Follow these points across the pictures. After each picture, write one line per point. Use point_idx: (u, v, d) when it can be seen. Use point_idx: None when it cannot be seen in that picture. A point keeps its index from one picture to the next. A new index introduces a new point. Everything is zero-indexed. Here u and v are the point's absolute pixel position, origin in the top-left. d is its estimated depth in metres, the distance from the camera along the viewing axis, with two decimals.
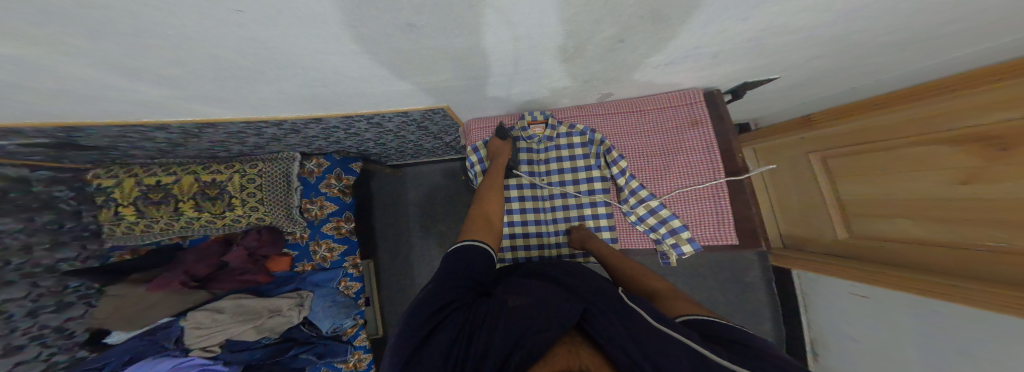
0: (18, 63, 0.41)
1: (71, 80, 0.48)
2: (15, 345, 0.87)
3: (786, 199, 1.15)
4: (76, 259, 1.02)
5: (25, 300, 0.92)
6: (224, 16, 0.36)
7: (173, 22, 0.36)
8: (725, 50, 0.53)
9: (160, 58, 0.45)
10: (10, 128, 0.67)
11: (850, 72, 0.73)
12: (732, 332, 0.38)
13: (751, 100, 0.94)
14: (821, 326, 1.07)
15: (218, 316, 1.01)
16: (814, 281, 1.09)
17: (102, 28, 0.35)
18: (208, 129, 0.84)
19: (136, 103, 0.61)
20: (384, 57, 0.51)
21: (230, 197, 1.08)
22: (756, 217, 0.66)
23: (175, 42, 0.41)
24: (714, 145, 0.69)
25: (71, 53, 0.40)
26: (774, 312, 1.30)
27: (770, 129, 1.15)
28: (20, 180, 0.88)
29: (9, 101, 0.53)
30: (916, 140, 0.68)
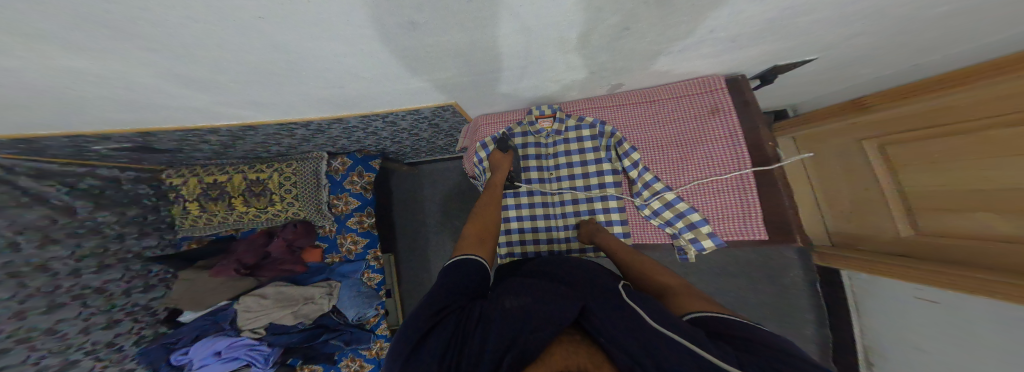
0: (97, 77, 0.48)
1: (136, 90, 0.56)
2: (116, 318, 1.07)
3: (835, 195, 1.02)
4: (159, 248, 1.22)
5: (121, 281, 1.10)
6: (246, 25, 0.39)
7: (208, 34, 0.41)
8: (748, 31, 0.48)
9: (200, 66, 0.50)
10: (97, 134, 0.80)
11: (909, 50, 0.63)
12: (746, 330, 0.35)
13: (787, 85, 0.85)
14: (878, 334, 0.93)
15: (263, 301, 1.12)
16: (869, 285, 0.96)
17: (152, 42, 0.41)
18: (249, 132, 0.93)
19: (188, 110, 0.70)
20: (392, 56, 0.53)
21: (271, 193, 1.19)
22: (790, 211, 0.58)
23: (212, 53, 0.46)
24: (739, 135, 0.63)
25: (133, 66, 0.47)
26: (821, 322, 1.16)
27: (813, 113, 1.04)
28: (112, 180, 1.10)
29: (95, 111, 0.63)
30: (989, 122, 0.58)
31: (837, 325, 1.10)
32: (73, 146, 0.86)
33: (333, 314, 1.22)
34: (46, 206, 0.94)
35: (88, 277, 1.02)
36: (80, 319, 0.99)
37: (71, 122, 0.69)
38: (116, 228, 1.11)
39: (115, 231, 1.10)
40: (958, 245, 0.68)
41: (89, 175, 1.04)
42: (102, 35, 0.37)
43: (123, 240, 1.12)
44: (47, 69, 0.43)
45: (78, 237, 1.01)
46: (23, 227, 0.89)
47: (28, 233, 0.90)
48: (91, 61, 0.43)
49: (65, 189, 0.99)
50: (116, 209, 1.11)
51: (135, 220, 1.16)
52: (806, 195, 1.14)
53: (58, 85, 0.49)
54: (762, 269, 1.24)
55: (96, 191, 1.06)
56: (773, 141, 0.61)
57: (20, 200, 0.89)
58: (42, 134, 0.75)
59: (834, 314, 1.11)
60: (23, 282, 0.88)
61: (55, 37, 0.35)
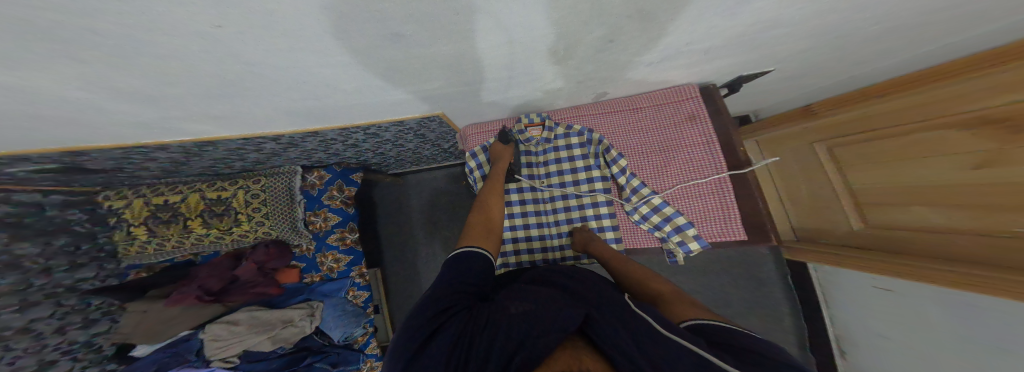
0: (6, 92, 0.41)
1: (64, 106, 0.48)
2: (49, 359, 0.95)
3: (795, 190, 1.12)
4: (100, 277, 1.09)
5: (52, 319, 0.97)
6: (203, 34, 0.35)
7: (157, 44, 0.36)
8: (720, 44, 0.51)
9: (148, 78, 0.44)
10: (15, 156, 0.69)
11: (844, 64, 0.71)
12: (738, 337, 0.37)
13: (749, 93, 0.92)
14: (846, 320, 1.03)
15: (234, 328, 1.03)
16: (831, 274, 1.07)
17: (84, 54, 0.35)
18: (208, 147, 0.84)
19: (132, 125, 0.62)
20: (375, 67, 0.50)
21: (236, 213, 1.10)
22: (764, 212, 0.64)
23: (156, 62, 0.40)
24: (714, 141, 0.67)
25: (58, 80, 0.40)
26: (793, 305, 1.27)
27: (772, 119, 1.13)
28: (36, 204, 0.93)
29: (8, 129, 0.54)
30: (917, 127, 0.69)
31: (807, 306, 1.21)
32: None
33: (317, 335, 1.15)
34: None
35: (7, 318, 0.87)
36: (1, 364, 0.86)
37: None
38: (41, 261, 0.96)
39: (39, 264, 0.95)
40: (901, 235, 0.78)
41: (5, 200, 0.86)
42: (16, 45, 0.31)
43: (51, 273, 0.98)
44: None
45: None
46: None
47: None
48: (6, 75, 0.36)
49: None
50: (39, 239, 0.95)
51: (64, 250, 1.01)
52: (769, 190, 1.24)
53: None
54: (737, 259, 1.35)
55: (13, 219, 0.89)
56: (744, 147, 0.67)
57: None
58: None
59: (804, 297, 1.21)
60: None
61: None
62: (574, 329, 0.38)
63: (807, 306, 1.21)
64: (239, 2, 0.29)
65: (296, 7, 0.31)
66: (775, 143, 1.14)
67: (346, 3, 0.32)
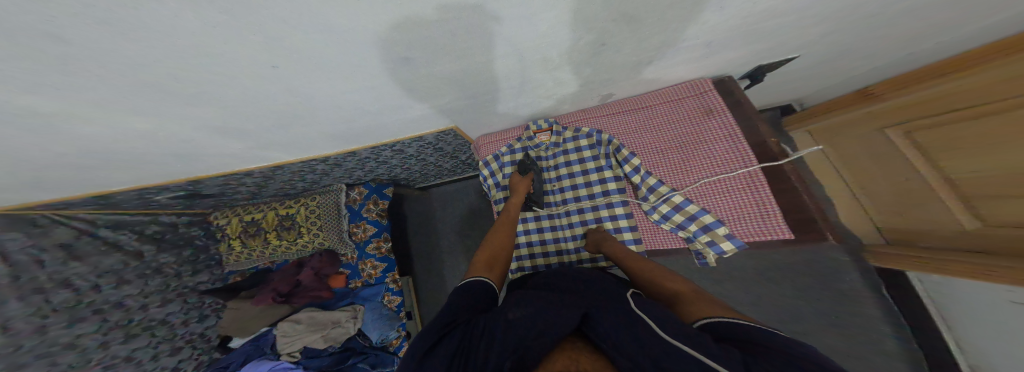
0: (137, 131, 0.54)
1: (169, 143, 0.63)
2: (178, 345, 1.18)
3: (873, 185, 0.96)
4: (210, 281, 1.33)
5: (179, 314, 1.21)
6: (268, 72, 0.44)
7: (231, 84, 0.45)
8: (718, 38, 0.51)
9: (232, 117, 0.56)
10: (160, 186, 0.91)
11: (894, 37, 0.64)
12: (757, 335, 0.31)
13: (786, 78, 0.83)
14: (981, 351, 0.75)
15: (297, 326, 1.19)
16: (945, 287, 0.82)
17: (188, 96, 0.46)
18: (277, 172, 1.01)
19: (226, 156, 0.77)
20: (392, 88, 0.56)
21: (299, 227, 1.28)
22: (814, 207, 0.52)
23: (233, 101, 0.51)
24: (738, 134, 0.60)
25: (170, 120, 0.53)
26: (903, 339, 0.96)
27: (826, 105, 1.05)
28: (173, 225, 1.23)
29: (145, 165, 0.71)
30: (1015, 101, 0.59)
31: (920, 337, 0.93)
32: (141, 198, 0.98)
33: (360, 336, 1.25)
34: (120, 252, 1.09)
35: (153, 311, 1.15)
36: (151, 346, 1.12)
37: (137, 178, 0.80)
38: (175, 268, 1.23)
39: (173, 270, 1.22)
40: (1015, 235, 0.63)
41: (155, 221, 1.18)
42: (136, 88, 0.42)
43: (180, 278, 1.23)
44: (101, 125, 0.50)
45: (144, 277, 1.14)
46: (103, 271, 1.05)
47: (107, 276, 1.06)
48: (137, 115, 0.49)
49: (136, 236, 1.14)
50: (173, 251, 1.23)
51: (189, 259, 1.27)
52: (838, 189, 1.08)
53: (116, 142, 0.56)
54: (810, 273, 1.08)
55: (158, 235, 1.19)
56: (775, 138, 0.58)
57: (102, 249, 1.05)
58: (116, 190, 0.87)
59: (915, 327, 0.93)
60: (105, 318, 1.03)
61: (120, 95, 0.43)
62: (572, 330, 0.38)
63: (923, 339, 0.92)
64: (280, 37, 0.36)
65: (326, 39, 0.38)
66: (834, 131, 1.04)
67: (365, 33, 0.38)
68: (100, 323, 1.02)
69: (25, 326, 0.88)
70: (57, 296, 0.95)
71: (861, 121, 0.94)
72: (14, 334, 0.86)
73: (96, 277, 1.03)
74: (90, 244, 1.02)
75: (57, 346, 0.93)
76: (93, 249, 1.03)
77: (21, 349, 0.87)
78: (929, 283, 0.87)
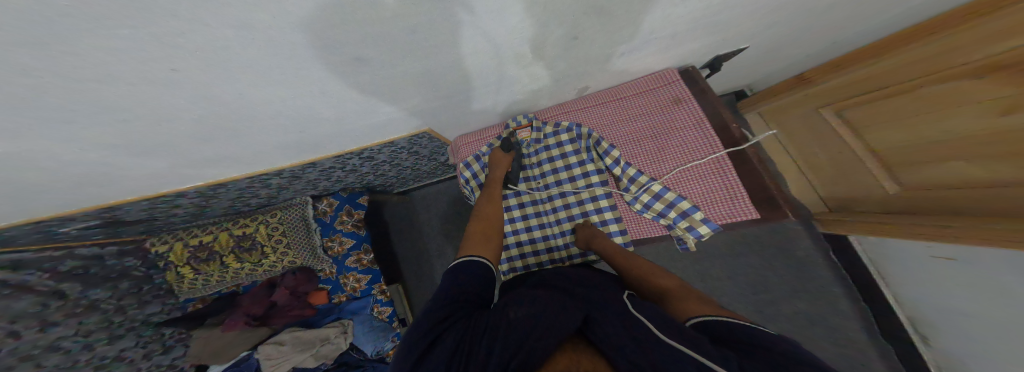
0: (15, 159, 0.43)
1: (64, 167, 0.50)
2: None
3: (812, 157, 1.07)
4: (166, 312, 1.21)
5: (138, 348, 1.11)
6: (170, 80, 0.35)
7: (135, 94, 0.36)
8: (683, 30, 0.51)
9: (146, 131, 0.46)
10: (60, 217, 0.75)
11: (829, 26, 0.69)
12: (747, 330, 0.34)
13: (742, 66, 0.87)
14: (914, 296, 0.92)
15: (281, 347, 1.12)
16: (878, 245, 0.98)
17: (80, 114, 0.37)
18: (220, 189, 0.87)
19: (151, 176, 0.65)
20: (350, 90, 0.48)
21: (262, 246, 1.16)
22: (772, 186, 0.55)
23: (143, 110, 0.41)
24: (704, 120, 0.62)
25: (60, 141, 0.42)
26: (843, 282, 1.11)
27: (768, 90, 1.14)
28: (96, 257, 1.03)
29: (41, 194, 0.59)
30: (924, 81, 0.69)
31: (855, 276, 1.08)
32: (42, 231, 0.81)
33: (353, 351, 1.22)
34: (32, 293, 0.89)
35: (102, 348, 1.02)
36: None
37: (24, 209, 0.65)
38: (114, 302, 1.07)
39: (112, 305, 1.07)
40: (935, 196, 0.74)
41: (69, 256, 0.97)
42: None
43: (125, 312, 1.10)
44: None
45: (76, 317, 0.98)
46: (14, 317, 0.86)
47: (23, 321, 0.87)
48: (15, 140, 0.39)
49: (47, 274, 0.93)
50: (106, 284, 1.06)
51: (131, 291, 1.11)
52: (786, 164, 1.18)
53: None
54: (766, 235, 1.21)
55: (80, 271, 1.00)
56: (737, 123, 0.60)
57: (3, 293, 0.83)
58: (2, 224, 0.71)
59: (851, 268, 1.09)
60: (40, 362, 0.89)
61: None
62: (573, 331, 0.38)
63: (857, 278, 1.08)
64: (189, 38, 0.29)
65: (257, 39, 0.31)
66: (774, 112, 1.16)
67: (307, 32, 0.32)
68: (36, 370, 0.88)
69: None
70: None
71: (794, 103, 1.05)
72: None
73: (10, 323, 0.85)
74: None
75: None
76: None
77: None
78: (866, 243, 1.02)
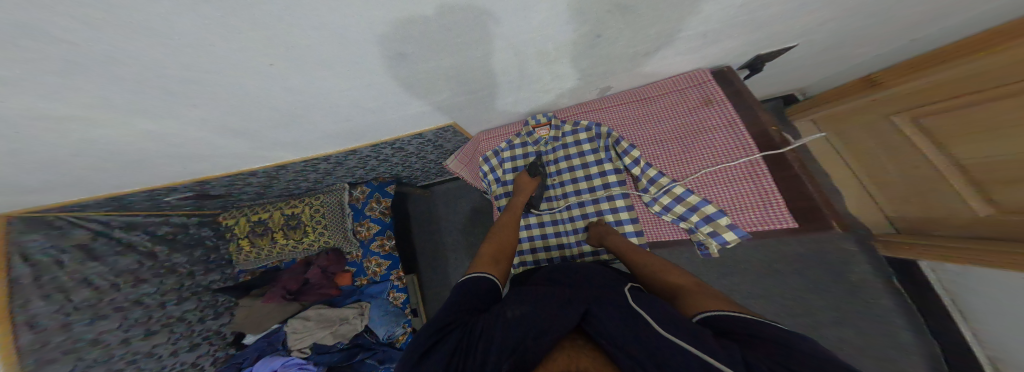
0: (141, 134, 0.55)
1: (172, 143, 0.62)
2: (196, 341, 1.21)
3: (880, 171, 0.97)
4: (222, 280, 1.36)
5: (195, 311, 1.23)
6: (263, 72, 0.43)
7: (230, 84, 0.45)
8: (716, 28, 0.50)
9: (235, 116, 0.56)
10: (167, 187, 0.93)
11: (892, 24, 0.62)
12: (766, 333, 0.30)
13: (786, 68, 0.82)
14: (1000, 339, 0.74)
15: (306, 323, 1.21)
16: (959, 277, 0.82)
17: (190, 97, 0.47)
18: (281, 171, 1.01)
19: (232, 157, 0.78)
20: (391, 83, 0.54)
21: (305, 226, 1.30)
22: (816, 193, 0.50)
23: (236, 100, 0.51)
24: (737, 122, 0.59)
25: (173, 121, 0.53)
26: (919, 332, 0.94)
27: (832, 93, 1.05)
28: (183, 225, 1.24)
29: (153, 167, 0.73)
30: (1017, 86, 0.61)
31: (939, 330, 0.90)
32: (151, 200, 1.00)
33: (367, 333, 1.27)
34: (135, 253, 1.11)
35: (171, 308, 1.17)
36: (170, 342, 1.15)
37: (144, 180, 0.81)
38: (188, 266, 1.25)
39: (186, 269, 1.24)
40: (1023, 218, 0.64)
41: (166, 222, 1.19)
42: (153, 88, 0.42)
43: (194, 276, 1.26)
44: (103, 129, 0.50)
45: (159, 277, 1.16)
46: (121, 271, 1.07)
47: (123, 276, 1.07)
48: (146, 117, 0.50)
49: (148, 237, 1.15)
50: (185, 251, 1.25)
51: (201, 259, 1.29)
52: (846, 179, 1.08)
53: (127, 145, 0.58)
54: (817, 269, 1.06)
55: (169, 236, 1.21)
56: (776, 125, 0.57)
57: (116, 249, 1.06)
58: (127, 191, 0.88)
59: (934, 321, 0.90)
60: (126, 315, 1.06)
61: (116, 97, 0.43)
62: (572, 327, 0.38)
63: (939, 330, 0.90)
64: (284, 40, 0.37)
65: (325, 38, 0.38)
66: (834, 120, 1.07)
67: (372, 31, 0.38)
68: (121, 321, 1.05)
69: (50, 323, 0.90)
70: (79, 294, 0.97)
71: (863, 108, 0.96)
72: (41, 330, 0.88)
73: (115, 277, 1.05)
74: (105, 245, 1.03)
75: (81, 342, 0.95)
76: (107, 249, 1.04)
77: (48, 346, 0.89)
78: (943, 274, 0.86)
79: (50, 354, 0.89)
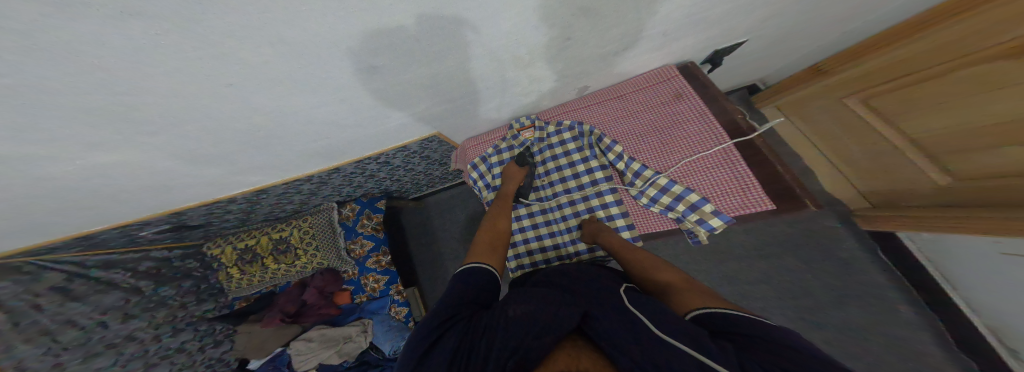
0: (102, 167, 0.52)
1: (141, 172, 0.58)
2: (199, 370, 1.20)
3: (847, 149, 1.00)
4: (217, 309, 1.32)
5: (193, 342, 1.21)
6: (217, 94, 0.40)
7: (185, 109, 0.42)
8: (674, 27, 0.50)
9: (200, 141, 0.53)
10: (140, 221, 0.88)
11: (849, 11, 0.64)
12: (764, 326, 0.31)
13: (757, 57, 0.84)
14: (987, 299, 0.79)
15: (309, 343, 1.18)
16: (938, 243, 0.86)
17: (151, 123, 0.44)
18: (262, 196, 0.98)
19: (207, 184, 0.75)
20: (366, 96, 0.52)
21: (295, 249, 1.26)
22: (788, 177, 0.51)
23: (203, 124, 0.48)
24: (707, 114, 0.60)
25: (137, 151, 0.50)
26: (908, 293, 0.97)
27: (783, 85, 1.10)
28: (165, 259, 1.18)
29: (121, 201, 0.69)
30: (944, 68, 0.67)
31: (926, 289, 0.93)
32: (126, 235, 0.95)
33: (372, 350, 1.25)
34: (120, 289, 1.06)
35: (167, 340, 1.15)
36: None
37: (113, 215, 0.77)
38: (178, 299, 1.20)
39: (177, 301, 1.20)
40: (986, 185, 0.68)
41: (147, 258, 1.13)
42: (105, 118, 0.40)
43: (186, 307, 1.22)
44: (60, 164, 0.47)
45: (149, 311, 1.12)
46: (107, 309, 1.02)
47: (111, 313, 1.03)
48: (105, 149, 0.47)
49: (131, 273, 1.09)
50: (174, 283, 1.20)
51: (192, 290, 1.25)
52: (816, 158, 1.11)
53: (89, 180, 0.55)
54: (806, 246, 1.09)
55: (154, 271, 1.15)
56: (742, 113, 0.58)
57: (98, 288, 1.01)
58: (97, 230, 0.84)
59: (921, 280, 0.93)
60: (120, 351, 1.03)
61: (59, 129, 0.39)
62: (572, 328, 0.38)
63: (926, 290, 0.93)
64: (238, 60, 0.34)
65: (282, 54, 0.35)
66: (791, 107, 1.12)
67: (336, 45, 0.36)
68: (115, 357, 1.02)
69: (39, 365, 0.87)
70: (65, 334, 0.93)
71: (812, 96, 1.02)
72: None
73: (101, 315, 1.00)
74: (85, 286, 0.98)
75: None
76: (89, 289, 0.99)
77: None
78: (921, 241, 0.91)
79: None
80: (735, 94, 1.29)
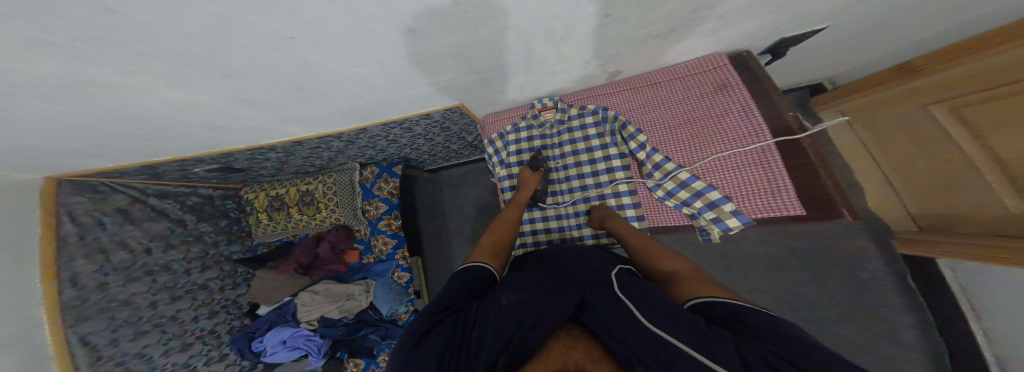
0: (176, 104, 0.59)
1: (205, 113, 0.66)
2: (215, 309, 1.26)
3: (911, 169, 0.93)
4: (241, 252, 1.42)
5: (217, 280, 1.30)
6: (280, 45, 0.45)
7: (256, 59, 0.48)
8: (738, 7, 0.47)
9: (258, 89, 0.59)
10: (195, 158, 0.98)
11: (935, 4, 0.58)
12: (765, 318, 0.31)
13: (823, 51, 0.78)
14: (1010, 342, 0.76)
15: (315, 296, 1.25)
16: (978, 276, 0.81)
17: (221, 71, 0.50)
18: (297, 147, 1.05)
19: (258, 130, 0.83)
20: (401, 60, 0.55)
21: (318, 202, 1.35)
22: (830, 185, 0.50)
23: (260, 73, 0.53)
24: (752, 107, 0.58)
25: (204, 93, 0.57)
26: (925, 330, 0.97)
27: (864, 80, 0.99)
28: (208, 197, 1.32)
29: (191, 136, 0.79)
30: None
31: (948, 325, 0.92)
32: (182, 170, 1.06)
33: (371, 310, 1.30)
34: (168, 219, 1.18)
35: (195, 276, 1.23)
36: (192, 308, 1.19)
37: (174, 149, 0.86)
38: (213, 236, 1.32)
39: (212, 237, 1.32)
40: None
41: (194, 193, 1.28)
42: (195, 63, 0.46)
43: (217, 246, 1.33)
44: (144, 99, 0.55)
45: (185, 244, 1.22)
46: (153, 236, 1.14)
47: (156, 241, 1.14)
48: (180, 88, 0.53)
49: (182, 205, 1.23)
50: (211, 221, 1.32)
51: (224, 229, 1.37)
52: (869, 174, 1.06)
53: (163, 115, 0.62)
54: (828, 264, 1.08)
55: (199, 206, 1.29)
56: (795, 111, 0.55)
57: (151, 215, 1.14)
58: (159, 160, 0.94)
59: (948, 317, 0.92)
60: (154, 279, 1.11)
61: (156, 70, 0.46)
62: (569, 316, 0.38)
63: (947, 325, 0.92)
64: (302, 16, 0.38)
65: (336, 13, 0.38)
66: (863, 111, 1.02)
67: (401, 11, 0.40)
68: (151, 284, 1.10)
69: (89, 282, 0.94)
70: (116, 255, 1.03)
71: (893, 99, 0.92)
72: (81, 288, 0.93)
73: (149, 241, 1.12)
74: (139, 210, 1.11)
75: (116, 302, 1.00)
76: (143, 215, 1.12)
77: (86, 303, 0.93)
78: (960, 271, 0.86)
79: (84, 312, 0.92)
80: (796, 94, 1.23)
